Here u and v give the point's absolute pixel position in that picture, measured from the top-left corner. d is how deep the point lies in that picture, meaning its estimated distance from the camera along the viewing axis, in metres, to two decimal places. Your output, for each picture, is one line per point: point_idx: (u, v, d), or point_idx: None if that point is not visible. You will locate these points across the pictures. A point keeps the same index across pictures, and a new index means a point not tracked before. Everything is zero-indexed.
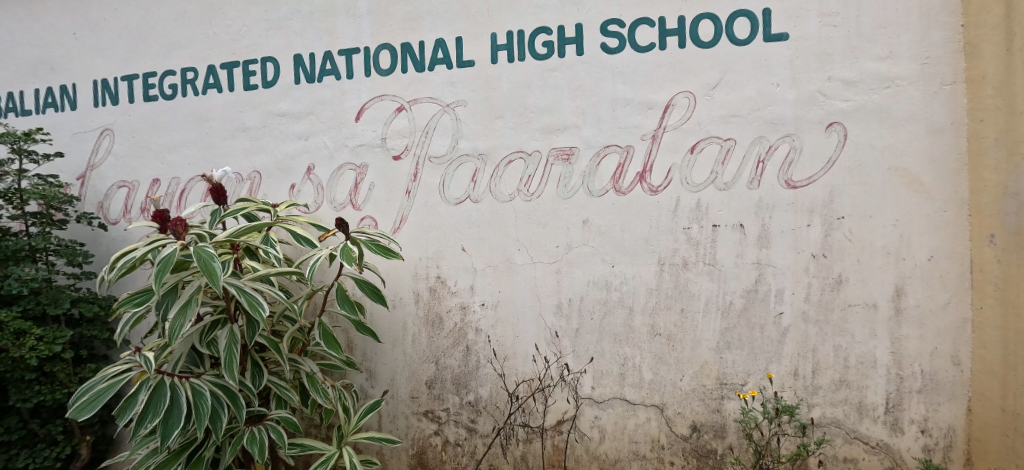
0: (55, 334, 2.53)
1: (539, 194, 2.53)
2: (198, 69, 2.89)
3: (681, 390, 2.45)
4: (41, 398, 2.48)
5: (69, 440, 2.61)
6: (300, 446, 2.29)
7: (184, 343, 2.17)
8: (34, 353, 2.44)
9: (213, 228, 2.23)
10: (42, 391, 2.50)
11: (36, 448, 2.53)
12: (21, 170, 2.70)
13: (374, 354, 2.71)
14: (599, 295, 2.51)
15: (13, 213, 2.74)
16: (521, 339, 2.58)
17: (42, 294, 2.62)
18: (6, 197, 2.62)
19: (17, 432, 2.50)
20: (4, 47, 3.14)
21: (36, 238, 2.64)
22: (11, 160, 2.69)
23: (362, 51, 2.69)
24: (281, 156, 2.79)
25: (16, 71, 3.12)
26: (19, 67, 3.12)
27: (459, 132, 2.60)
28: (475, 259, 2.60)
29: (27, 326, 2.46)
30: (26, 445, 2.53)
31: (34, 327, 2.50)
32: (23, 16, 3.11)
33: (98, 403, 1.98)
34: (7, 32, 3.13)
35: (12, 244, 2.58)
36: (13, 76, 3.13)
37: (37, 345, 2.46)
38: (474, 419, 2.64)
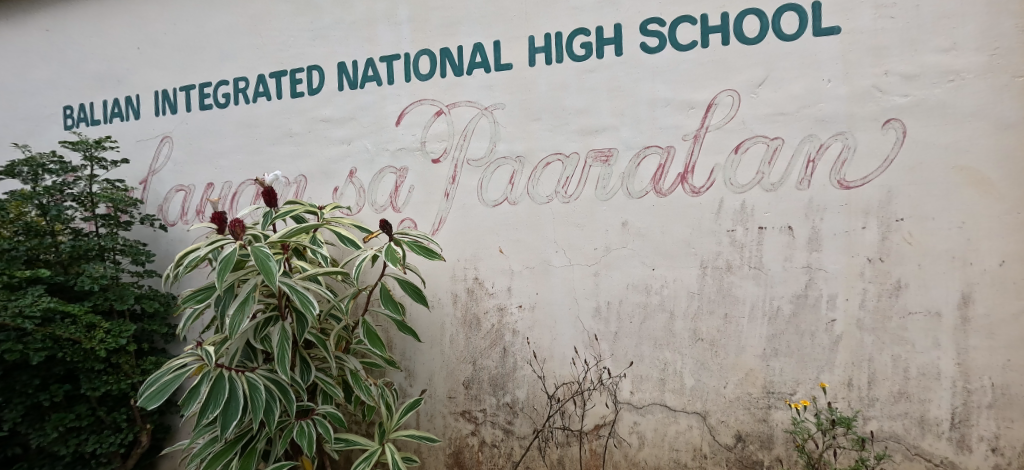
0: (121, 328, 2.72)
1: (577, 195, 2.51)
2: (249, 78, 3.03)
3: (723, 398, 2.37)
4: (108, 387, 2.65)
5: (132, 427, 2.78)
6: (345, 441, 2.37)
7: (240, 339, 2.27)
8: (102, 345, 2.62)
9: (266, 229, 2.34)
10: (109, 381, 2.67)
11: (103, 434, 2.71)
12: (92, 175, 2.93)
13: (412, 353, 2.78)
14: (638, 298, 2.46)
15: (85, 215, 2.96)
16: (559, 342, 2.56)
17: (109, 291, 2.83)
18: (79, 200, 2.87)
19: (85, 419, 2.69)
20: (76, 62, 3.41)
21: (104, 239, 2.86)
22: (83, 166, 2.92)
23: (402, 57, 2.76)
24: (325, 160, 2.89)
25: (86, 84, 3.39)
26: (89, 80, 3.38)
27: (496, 135, 2.63)
28: (512, 261, 2.62)
29: (97, 319, 2.67)
30: (93, 431, 2.71)
31: (103, 321, 2.70)
32: (93, 34, 3.37)
33: (165, 393, 2.09)
34: (79, 49, 3.40)
35: (84, 244, 2.80)
36: (84, 89, 3.39)
37: (106, 338, 2.65)
38: (511, 420, 2.65)
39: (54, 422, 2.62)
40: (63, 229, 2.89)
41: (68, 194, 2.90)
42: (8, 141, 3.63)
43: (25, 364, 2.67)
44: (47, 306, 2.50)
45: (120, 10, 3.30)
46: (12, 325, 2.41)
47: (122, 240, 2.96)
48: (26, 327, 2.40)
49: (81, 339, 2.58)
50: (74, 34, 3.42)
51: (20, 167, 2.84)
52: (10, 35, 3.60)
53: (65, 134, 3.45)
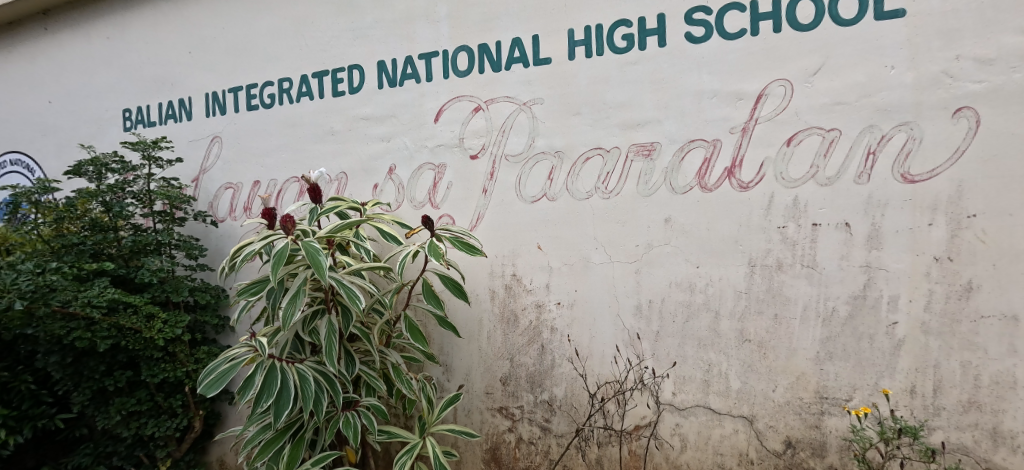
0: (176, 319, 2.86)
1: (618, 191, 2.46)
2: (293, 79, 3.11)
3: (772, 402, 2.27)
4: (166, 375, 2.80)
5: (186, 413, 2.94)
6: (388, 433, 2.42)
7: (290, 331, 2.34)
8: (161, 334, 2.76)
9: (313, 225, 2.40)
10: (166, 368, 2.82)
11: (161, 418, 2.87)
12: (150, 174, 3.10)
13: (450, 348, 2.81)
14: (681, 297, 2.38)
15: (144, 212, 3.13)
16: (599, 339, 2.52)
17: (166, 283, 2.96)
18: (138, 198, 3.04)
19: (145, 404, 2.84)
20: (135, 68, 3.61)
21: (161, 234, 3.01)
22: (142, 165, 3.08)
23: (441, 54, 2.77)
24: (365, 157, 2.95)
25: (144, 88, 3.58)
26: (146, 84, 3.57)
27: (536, 130, 2.60)
28: (551, 257, 2.59)
29: (156, 310, 2.80)
30: (152, 415, 2.87)
31: (161, 312, 2.83)
32: (149, 40, 3.56)
33: (223, 381, 2.18)
34: (137, 55, 3.60)
35: (144, 239, 2.96)
36: (142, 92, 3.59)
37: (164, 328, 2.79)
38: (548, 418, 2.63)
39: (117, 406, 2.78)
40: (123, 225, 3.05)
41: (128, 192, 3.05)
42: (76, 141, 3.93)
43: (92, 351, 2.82)
44: (112, 297, 2.65)
45: (174, 17, 3.47)
46: (79, 314, 2.59)
47: (177, 235, 3.11)
48: (92, 317, 2.57)
49: (142, 329, 2.72)
50: (132, 40, 3.62)
51: (86, 166, 2.98)
52: (79, 44, 3.88)
53: (125, 134, 3.67)
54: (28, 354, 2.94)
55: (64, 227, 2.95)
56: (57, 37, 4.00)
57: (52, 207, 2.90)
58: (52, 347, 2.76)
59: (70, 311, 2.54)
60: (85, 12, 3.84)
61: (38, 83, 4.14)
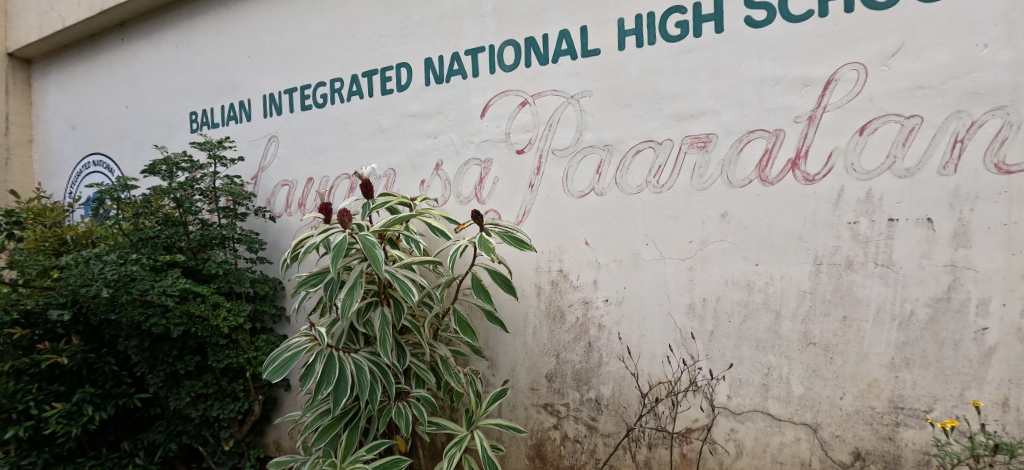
0: (239, 308, 3.03)
1: (670, 185, 2.36)
2: (344, 79, 3.19)
3: (839, 411, 2.11)
4: (229, 360, 2.96)
5: (248, 397, 3.11)
6: (437, 425, 2.46)
7: (345, 322, 2.43)
8: (226, 322, 2.93)
9: (366, 219, 2.45)
10: (229, 354, 2.98)
11: (225, 401, 3.04)
12: (215, 173, 3.27)
13: (496, 343, 2.83)
14: (738, 296, 2.27)
15: (210, 208, 3.31)
16: (648, 338, 2.45)
17: (230, 275, 3.14)
18: (206, 194, 3.22)
19: (210, 388, 3.01)
20: (201, 73, 3.83)
21: (225, 229, 3.16)
22: (209, 164, 3.27)
23: (487, 49, 2.75)
24: (413, 154, 2.99)
25: (208, 92, 3.79)
26: (210, 88, 3.77)
27: (584, 124, 2.54)
28: (599, 253, 2.54)
29: (221, 299, 2.97)
30: (218, 398, 3.04)
31: (225, 301, 3.01)
32: (213, 46, 3.76)
33: (287, 368, 2.23)
34: (203, 61, 3.81)
35: (210, 232, 3.11)
36: (207, 96, 3.79)
37: (228, 316, 2.96)
38: (595, 416, 2.58)
39: (187, 388, 2.96)
40: (191, 219, 3.23)
41: (196, 189, 3.23)
42: (149, 143, 4.19)
43: (166, 337, 2.98)
44: (183, 286, 2.82)
45: (236, 23, 3.64)
46: (155, 302, 2.75)
47: (239, 229, 3.26)
48: (167, 304, 2.74)
49: (209, 316, 2.89)
50: (199, 47, 3.84)
51: (159, 166, 3.17)
52: (152, 52, 4.15)
53: (191, 136, 3.89)
54: (112, 338, 3.22)
55: (140, 221, 3.17)
56: (134, 46, 4.29)
57: (131, 203, 3.14)
58: (132, 332, 2.94)
59: (148, 299, 2.72)
60: (157, 23, 4.10)
61: (117, 90, 4.46)
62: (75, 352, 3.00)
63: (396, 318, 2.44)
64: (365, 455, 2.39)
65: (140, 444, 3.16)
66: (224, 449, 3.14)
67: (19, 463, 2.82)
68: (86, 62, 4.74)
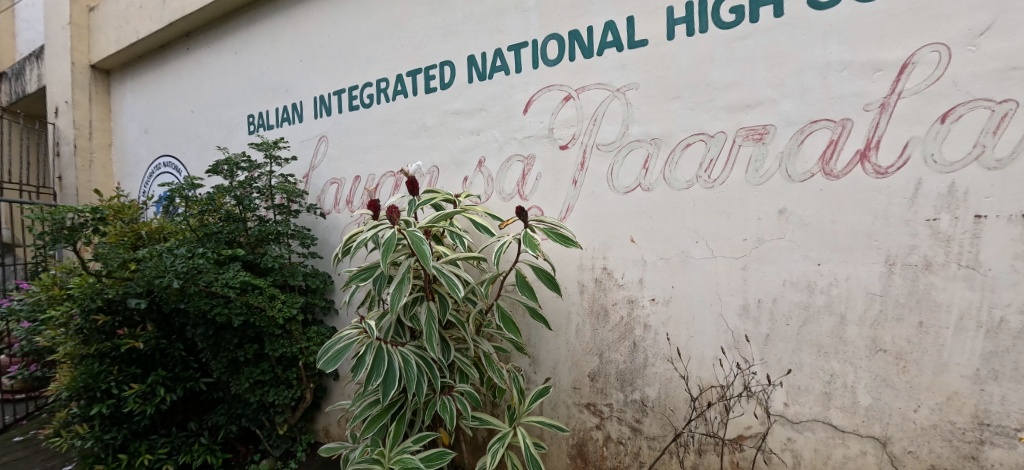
0: (292, 300, 3.13)
1: (723, 180, 2.25)
2: (389, 78, 3.22)
3: (913, 424, 1.94)
4: (284, 349, 3.09)
5: (300, 385, 3.23)
6: (480, 420, 2.45)
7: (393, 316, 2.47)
8: (281, 313, 3.04)
9: (412, 216, 2.47)
10: (285, 344, 3.11)
11: (280, 388, 3.16)
12: (271, 171, 3.37)
13: (537, 341, 2.78)
14: (798, 298, 2.12)
15: (266, 205, 3.40)
16: (697, 340, 2.34)
17: (284, 269, 3.25)
18: (263, 191, 3.32)
19: (267, 374, 3.14)
20: (257, 78, 3.98)
21: (280, 225, 3.26)
22: (267, 163, 3.38)
23: (530, 44, 2.70)
24: (456, 151, 2.98)
25: (264, 95, 3.92)
26: (266, 92, 3.91)
27: (630, 117, 2.46)
28: (646, 251, 2.45)
29: (277, 291, 3.07)
30: (273, 384, 3.17)
31: (281, 294, 3.10)
32: (268, 52, 3.89)
33: (339, 359, 2.29)
34: (259, 65, 3.96)
35: (267, 228, 3.21)
36: (263, 99, 3.93)
37: (283, 307, 3.07)
38: (639, 418, 2.49)
39: (246, 374, 3.09)
40: (249, 216, 3.35)
41: (253, 187, 3.33)
42: (211, 145, 4.40)
43: (228, 326, 3.11)
44: (244, 279, 2.94)
45: (289, 28, 3.76)
46: (219, 293, 2.91)
47: (292, 226, 3.36)
48: (229, 295, 2.88)
49: (266, 307, 3.00)
50: (255, 52, 4.00)
51: (223, 166, 3.31)
52: (214, 59, 4.36)
53: (248, 137, 4.05)
54: (181, 325, 3.44)
55: (205, 218, 3.32)
56: (197, 54, 4.52)
57: (198, 200, 3.30)
58: (199, 320, 3.12)
59: (212, 290, 2.88)
60: (219, 31, 4.31)
61: (182, 96, 4.71)
62: (150, 337, 3.25)
63: (441, 312, 2.46)
64: (412, 446, 2.45)
65: (205, 425, 3.38)
66: (279, 433, 3.30)
67: (103, 438, 3.13)
68: (156, 71, 5.04)
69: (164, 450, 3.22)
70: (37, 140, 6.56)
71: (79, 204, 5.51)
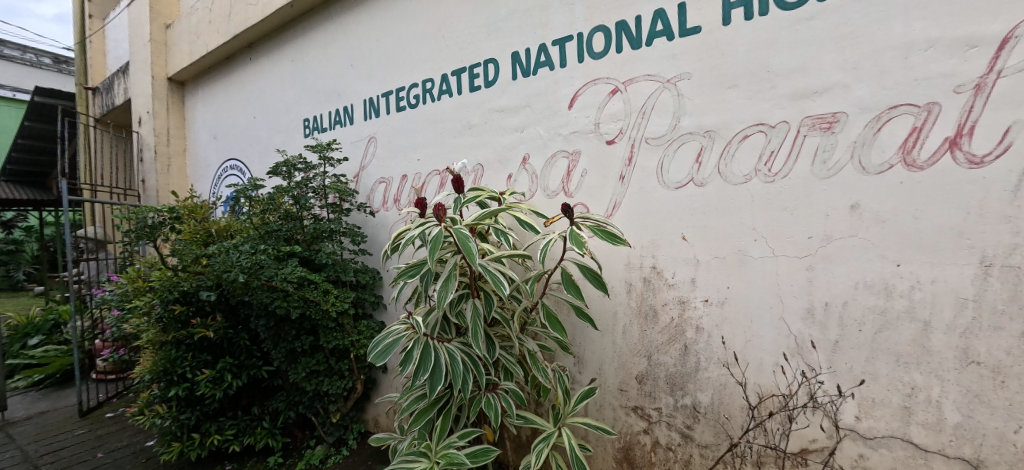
0: (343, 295, 3.19)
1: (784, 173, 2.08)
2: (435, 79, 3.21)
3: (1011, 447, 1.72)
4: (336, 342, 3.15)
5: (352, 376, 3.31)
6: (524, 418, 2.39)
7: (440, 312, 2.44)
8: (335, 306, 3.10)
9: (457, 214, 2.44)
10: (337, 337, 3.17)
11: (332, 378, 3.26)
12: (326, 172, 3.45)
13: (583, 340, 2.70)
14: (873, 302, 1.94)
15: (320, 205, 3.48)
16: (755, 345, 2.18)
17: (336, 265, 3.31)
18: (318, 191, 3.39)
19: (321, 365, 3.22)
20: (312, 83, 4.09)
21: (333, 223, 3.33)
22: (323, 165, 3.47)
23: (576, 37, 2.61)
24: (500, 148, 2.93)
25: (318, 99, 4.03)
26: (320, 96, 4.01)
27: (681, 109, 2.32)
28: (698, 250, 2.31)
29: (330, 286, 3.14)
30: (327, 375, 3.26)
31: (334, 289, 3.17)
32: (322, 58, 3.99)
33: (390, 352, 2.29)
34: (314, 71, 4.07)
35: (321, 226, 3.30)
36: (317, 103, 4.03)
37: (336, 301, 3.13)
38: (690, 425, 2.36)
39: (303, 364, 3.19)
40: (306, 215, 3.43)
41: (309, 187, 3.41)
42: (271, 149, 4.56)
43: (287, 318, 3.20)
44: (300, 274, 3.02)
45: (341, 33, 3.83)
46: (278, 287, 2.99)
47: (344, 224, 3.41)
48: (287, 289, 2.96)
49: (321, 301, 3.06)
50: (310, 59, 4.10)
51: (281, 168, 3.41)
52: (273, 67, 4.52)
53: (305, 140, 4.17)
54: (246, 316, 3.56)
55: (266, 216, 3.43)
56: (259, 63, 4.69)
57: (259, 200, 3.41)
58: (261, 312, 3.24)
59: (273, 284, 2.97)
60: (277, 40, 4.45)
61: (246, 103, 4.92)
62: (218, 327, 3.41)
63: (486, 309, 2.42)
64: (457, 441, 2.42)
65: (266, 410, 3.48)
66: (332, 421, 3.38)
67: (180, 418, 3.27)
68: (222, 81, 5.29)
69: (231, 431, 3.36)
70: (124, 147, 7.07)
71: (158, 204, 5.78)
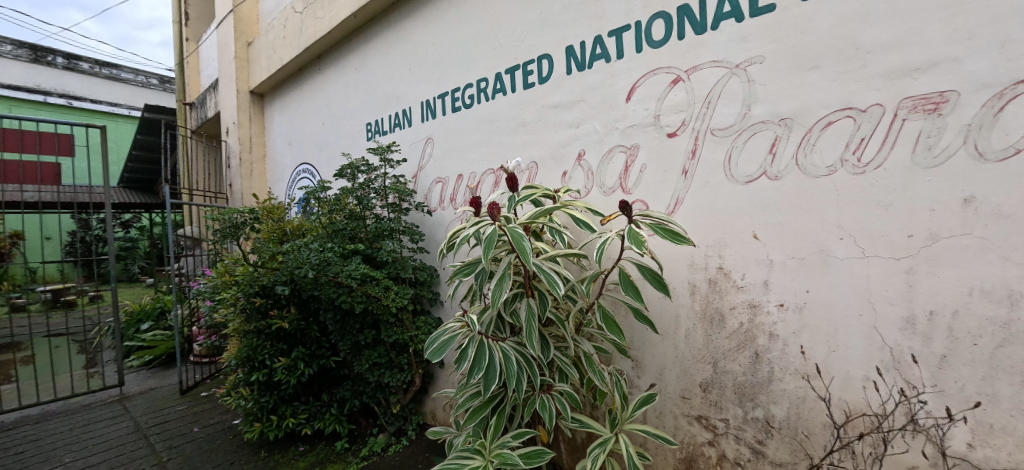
0: (402, 291, 3.17)
1: (877, 163, 1.84)
2: (489, 78, 3.14)
3: None
4: (397, 336, 3.17)
5: (411, 369, 3.34)
6: (579, 422, 2.27)
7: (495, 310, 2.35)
8: (396, 302, 3.10)
9: (512, 213, 2.35)
10: (396, 331, 3.18)
11: (392, 370, 3.27)
12: (386, 173, 3.48)
13: (641, 344, 2.53)
14: (990, 311, 1.67)
15: (380, 205, 3.51)
16: (841, 356, 1.94)
17: (395, 262, 3.31)
18: (380, 192, 3.43)
19: (383, 357, 3.26)
20: (374, 89, 4.14)
21: (393, 221, 3.33)
22: (385, 166, 3.51)
23: (633, 26, 2.44)
24: (554, 145, 2.81)
25: (379, 104, 4.07)
26: (381, 101, 4.05)
27: (752, 96, 2.11)
28: (772, 249, 2.08)
29: (390, 284, 3.13)
30: (388, 367, 3.29)
31: (393, 287, 3.16)
32: (382, 64, 4.04)
33: (446, 349, 2.23)
34: (375, 78, 4.12)
35: (382, 224, 3.31)
36: (379, 108, 4.07)
37: (396, 297, 3.12)
38: (762, 440, 2.14)
39: (366, 356, 3.23)
40: (368, 215, 3.46)
41: (371, 189, 3.46)
42: (338, 153, 4.67)
43: (353, 312, 3.24)
44: (363, 271, 3.03)
45: (400, 38, 3.85)
46: (343, 283, 3.02)
47: (403, 223, 3.42)
48: (351, 286, 2.99)
49: (382, 297, 3.06)
50: (373, 65, 4.15)
51: (346, 170, 3.47)
52: (340, 76, 4.62)
53: (368, 143, 4.23)
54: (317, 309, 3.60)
55: (334, 217, 3.47)
56: (325, 73, 4.84)
57: (327, 202, 3.50)
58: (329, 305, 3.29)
59: (338, 280, 3.00)
60: (341, 49, 4.56)
61: (316, 111, 5.08)
62: (292, 319, 3.47)
63: (541, 309, 2.31)
64: (511, 441, 2.32)
65: (334, 397, 3.58)
66: (393, 411, 3.42)
67: (260, 400, 3.39)
68: (295, 90, 5.49)
69: (303, 415, 3.46)
70: (216, 155, 7.53)
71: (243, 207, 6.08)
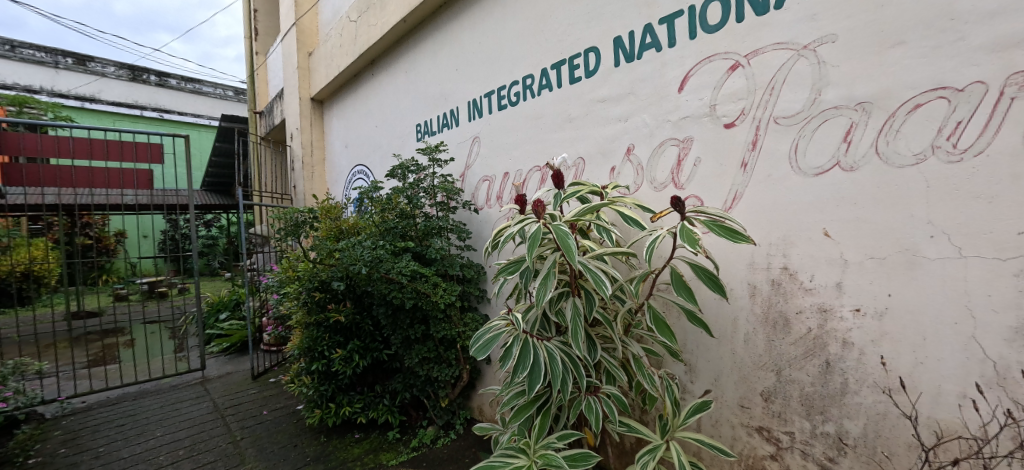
0: (450, 288, 3.13)
1: (979, 149, 1.62)
2: (534, 75, 3.03)
3: None
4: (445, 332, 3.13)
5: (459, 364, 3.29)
6: (628, 426, 2.12)
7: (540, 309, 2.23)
8: (444, 298, 3.06)
9: (558, 210, 2.23)
10: (445, 328, 3.15)
11: (441, 364, 3.25)
12: (434, 172, 3.46)
13: (695, 348, 2.35)
14: None
15: (428, 204, 3.49)
16: (931, 369, 1.72)
17: (443, 261, 3.27)
18: (428, 192, 3.42)
19: (432, 352, 3.23)
20: (423, 90, 4.13)
21: (441, 220, 3.30)
22: (433, 165, 3.48)
23: (687, 12, 2.27)
24: (602, 140, 2.67)
25: (428, 105, 4.05)
26: (430, 102, 4.03)
27: (822, 79, 1.90)
28: (846, 249, 1.86)
29: (438, 281, 3.09)
30: (437, 358, 3.25)
31: (441, 284, 3.12)
32: (431, 65, 4.02)
33: (490, 347, 2.17)
34: (424, 79, 4.11)
35: (431, 223, 3.28)
36: (428, 109, 4.06)
37: (444, 293, 3.08)
38: (833, 457, 1.93)
39: (416, 351, 3.22)
40: (418, 214, 3.45)
41: (421, 188, 3.45)
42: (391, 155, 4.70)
43: (403, 308, 3.22)
44: (413, 268, 3.01)
45: (448, 39, 3.82)
46: (394, 279, 3.02)
47: (450, 221, 3.38)
48: (401, 281, 2.99)
49: (431, 293, 3.03)
50: (422, 67, 4.13)
51: (396, 170, 3.47)
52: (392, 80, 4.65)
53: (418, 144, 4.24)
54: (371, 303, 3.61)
55: (385, 216, 3.47)
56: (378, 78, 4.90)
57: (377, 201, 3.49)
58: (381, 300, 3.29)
59: (389, 277, 3.00)
60: (392, 53, 4.59)
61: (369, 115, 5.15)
62: (348, 312, 3.53)
63: (587, 309, 2.18)
64: (556, 442, 2.20)
65: (387, 388, 3.53)
66: (442, 405, 3.39)
67: (320, 389, 3.44)
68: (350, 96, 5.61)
69: (359, 404, 3.49)
70: (284, 160, 7.85)
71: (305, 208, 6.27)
